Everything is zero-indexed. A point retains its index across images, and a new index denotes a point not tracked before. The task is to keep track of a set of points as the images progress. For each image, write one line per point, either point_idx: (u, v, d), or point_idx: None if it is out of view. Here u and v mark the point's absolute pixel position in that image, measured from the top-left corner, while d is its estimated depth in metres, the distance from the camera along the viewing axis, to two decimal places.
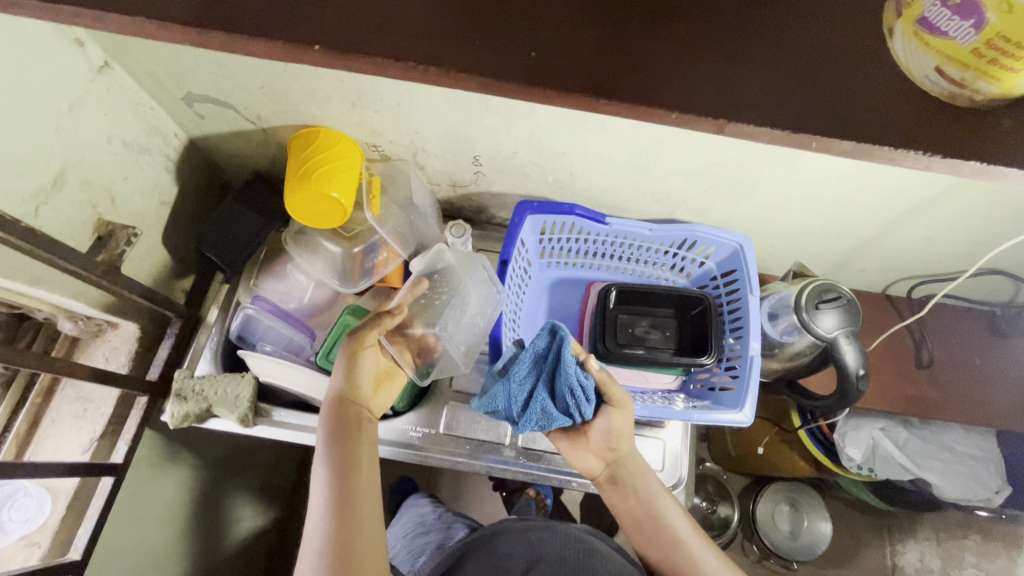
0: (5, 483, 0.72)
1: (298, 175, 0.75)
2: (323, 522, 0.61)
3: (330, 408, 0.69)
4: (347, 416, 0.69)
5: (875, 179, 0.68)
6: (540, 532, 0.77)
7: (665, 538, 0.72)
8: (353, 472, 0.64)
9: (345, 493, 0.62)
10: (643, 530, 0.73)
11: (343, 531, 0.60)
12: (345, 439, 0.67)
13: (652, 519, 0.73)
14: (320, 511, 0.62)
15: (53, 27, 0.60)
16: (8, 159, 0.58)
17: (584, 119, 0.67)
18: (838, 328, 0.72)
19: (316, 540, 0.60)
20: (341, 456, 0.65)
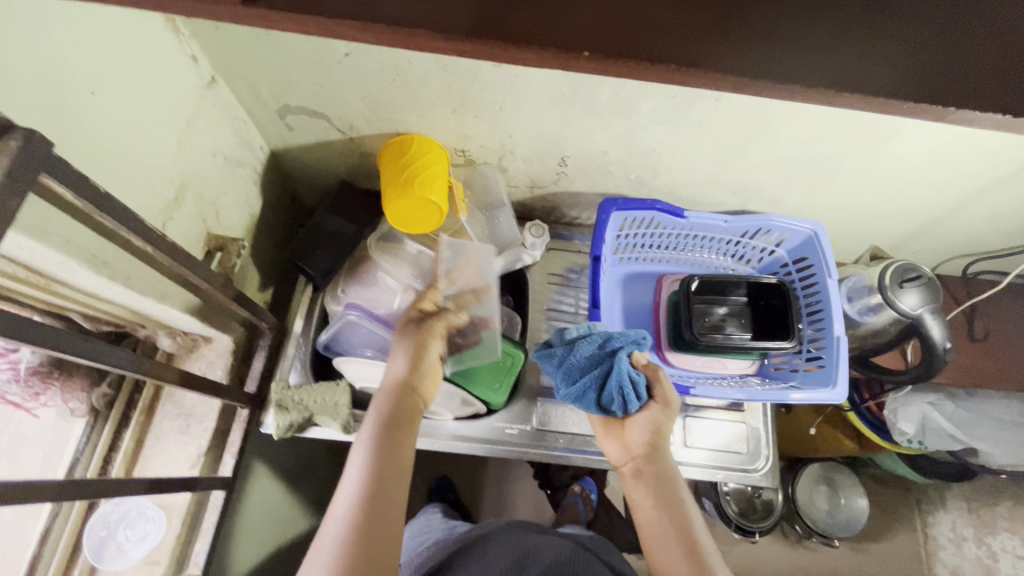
0: (121, 502, 0.73)
1: (398, 182, 0.76)
2: (354, 499, 0.56)
3: (388, 391, 0.68)
4: (404, 404, 0.67)
5: (956, 163, 0.72)
6: (537, 537, 0.74)
7: (687, 551, 0.62)
8: (397, 458, 0.61)
9: (384, 476, 0.58)
10: (662, 537, 0.65)
11: (373, 514, 0.55)
12: (398, 425, 0.64)
13: (678, 529, 0.64)
14: (351, 488, 0.57)
15: (176, 44, 0.61)
16: (145, 175, 0.59)
17: (684, 116, 0.70)
18: (922, 305, 0.77)
19: (341, 517, 0.54)
20: (389, 439, 0.62)
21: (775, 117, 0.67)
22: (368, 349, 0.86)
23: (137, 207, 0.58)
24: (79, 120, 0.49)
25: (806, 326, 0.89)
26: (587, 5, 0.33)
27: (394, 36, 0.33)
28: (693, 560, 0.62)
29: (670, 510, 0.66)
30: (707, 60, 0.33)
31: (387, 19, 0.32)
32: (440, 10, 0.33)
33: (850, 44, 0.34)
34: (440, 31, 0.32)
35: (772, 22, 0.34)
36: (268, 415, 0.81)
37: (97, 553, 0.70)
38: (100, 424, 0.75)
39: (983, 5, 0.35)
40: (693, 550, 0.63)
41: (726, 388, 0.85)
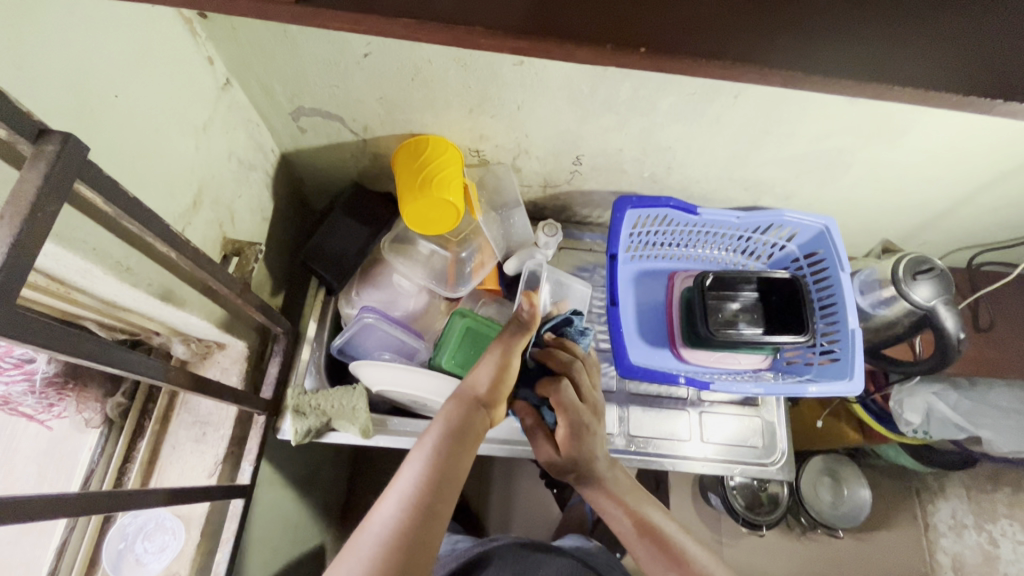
0: (138, 514, 0.71)
1: (415, 183, 0.75)
2: (406, 502, 0.51)
3: (454, 408, 0.65)
4: (469, 425, 0.63)
5: (967, 156, 0.73)
6: (536, 555, 0.80)
7: (659, 548, 0.61)
8: (455, 474, 0.57)
9: (442, 488, 0.54)
10: (633, 540, 0.63)
11: (424, 524, 0.50)
12: (461, 444, 0.60)
13: (647, 527, 0.63)
14: (405, 490, 0.52)
15: (192, 44, 0.60)
16: (164, 179, 0.58)
17: (702, 113, 0.70)
18: (936, 297, 0.78)
19: (390, 518, 0.50)
20: (451, 454, 0.58)
21: (792, 112, 0.68)
22: (385, 351, 0.86)
23: (158, 211, 0.57)
24: (102, 123, 0.48)
25: (818, 320, 0.90)
26: None
27: (448, 32, 0.32)
28: (668, 553, 0.60)
29: (632, 511, 0.65)
30: (761, 54, 0.33)
31: (440, 17, 0.32)
32: (494, 7, 0.32)
33: (901, 36, 0.34)
34: (495, 26, 0.32)
35: (824, 16, 0.34)
36: (285, 422, 0.81)
37: (115, 565, 0.68)
38: (114, 434, 0.74)
39: None
40: (665, 544, 0.61)
41: (743, 383, 0.85)
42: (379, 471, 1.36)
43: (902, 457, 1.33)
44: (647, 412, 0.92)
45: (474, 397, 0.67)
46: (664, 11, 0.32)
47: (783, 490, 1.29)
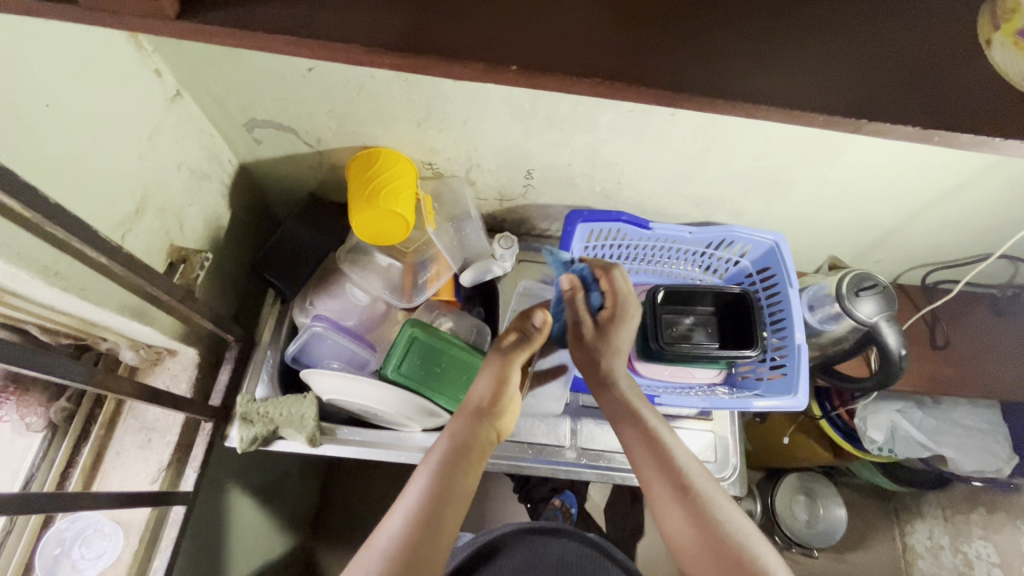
0: (76, 519, 0.72)
1: (364, 193, 0.76)
2: (403, 519, 0.56)
3: (460, 416, 0.67)
4: (473, 435, 0.65)
5: (905, 175, 0.75)
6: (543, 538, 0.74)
7: (663, 465, 0.64)
8: (457, 480, 0.60)
9: (441, 500, 0.58)
10: (642, 456, 0.66)
11: (419, 538, 0.55)
12: (463, 454, 0.63)
13: (658, 454, 0.65)
14: (404, 509, 0.57)
15: (138, 57, 0.61)
16: (102, 188, 0.59)
17: (641, 131, 0.71)
18: (878, 314, 0.79)
19: (385, 541, 0.55)
20: (453, 464, 0.62)
21: (728, 130, 0.69)
22: (335, 360, 0.87)
23: (94, 218, 0.58)
24: (31, 132, 0.49)
25: (769, 334, 0.90)
26: (514, 23, 0.35)
27: (328, 50, 0.34)
28: (671, 466, 0.64)
29: (644, 427, 0.68)
30: (629, 76, 0.34)
31: (318, 35, 0.34)
32: (372, 29, 0.34)
33: (767, 63, 0.36)
34: (370, 46, 0.34)
35: (691, 43, 0.36)
36: (233, 428, 0.81)
37: (50, 571, 0.69)
38: (57, 439, 0.74)
39: (884, 31, 0.37)
40: (669, 460, 0.65)
41: (692, 397, 0.85)
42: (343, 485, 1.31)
43: (875, 476, 1.28)
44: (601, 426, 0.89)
45: (478, 403, 0.68)
46: (537, 39, 0.35)
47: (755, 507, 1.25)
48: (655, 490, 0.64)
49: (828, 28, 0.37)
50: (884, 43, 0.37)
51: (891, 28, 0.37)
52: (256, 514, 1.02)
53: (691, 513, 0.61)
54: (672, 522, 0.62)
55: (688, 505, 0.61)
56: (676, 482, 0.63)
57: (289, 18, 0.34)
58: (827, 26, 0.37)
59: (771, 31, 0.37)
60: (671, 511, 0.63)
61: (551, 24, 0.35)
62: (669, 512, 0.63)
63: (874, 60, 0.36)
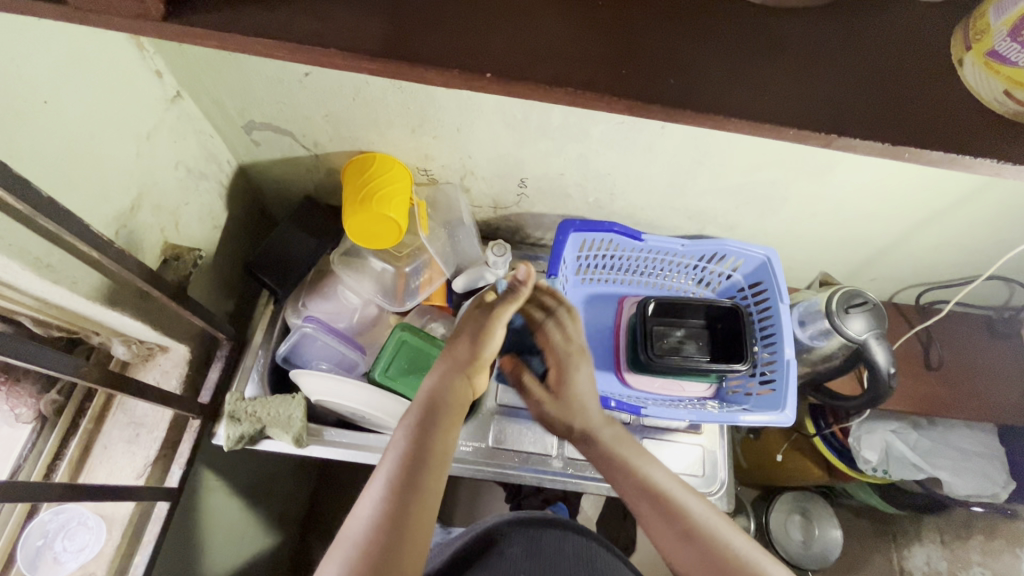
0: (60, 511, 0.72)
1: (358, 197, 0.77)
2: (378, 503, 0.54)
3: (427, 389, 0.64)
4: (442, 412, 0.62)
5: (896, 193, 0.75)
6: (535, 528, 0.73)
7: (662, 509, 0.63)
8: (429, 463, 0.58)
9: (416, 482, 0.56)
10: (639, 501, 0.65)
11: (395, 519, 0.54)
12: (430, 431, 0.60)
13: (653, 498, 0.64)
14: (377, 491, 0.55)
15: (139, 58, 0.63)
16: (98, 184, 0.60)
17: (632, 142, 0.72)
18: (867, 331, 0.78)
19: (366, 518, 0.54)
20: (422, 444, 0.59)
21: (718, 144, 0.70)
22: (324, 362, 0.87)
23: (88, 213, 0.60)
24: (29, 129, 0.50)
25: (760, 349, 0.90)
26: (491, 32, 0.36)
27: (307, 53, 0.36)
28: (667, 510, 0.63)
29: (633, 473, 0.66)
30: (601, 85, 0.35)
31: (300, 39, 0.35)
32: (352, 35, 0.36)
33: (742, 78, 0.36)
34: (349, 51, 0.35)
35: (665, 55, 0.37)
36: (220, 426, 0.81)
37: (31, 563, 0.69)
38: (45, 431, 0.75)
39: (857, 50, 0.38)
40: (667, 504, 0.64)
41: (679, 410, 0.85)
42: (330, 490, 1.30)
43: (872, 498, 1.25)
44: None
45: (452, 376, 0.65)
46: (516, 49, 0.36)
47: (748, 525, 1.24)
48: (656, 531, 0.63)
49: (801, 45, 0.38)
50: (858, 61, 0.38)
51: (863, 47, 0.38)
52: (242, 514, 1.01)
53: (692, 543, 0.61)
54: (670, 548, 0.63)
55: (690, 538, 0.61)
56: (678, 521, 0.62)
57: (271, 23, 0.36)
58: (800, 44, 0.38)
59: (746, 46, 0.37)
60: (673, 544, 0.62)
61: (527, 33, 0.36)
62: (673, 546, 0.62)
63: (847, 77, 0.37)
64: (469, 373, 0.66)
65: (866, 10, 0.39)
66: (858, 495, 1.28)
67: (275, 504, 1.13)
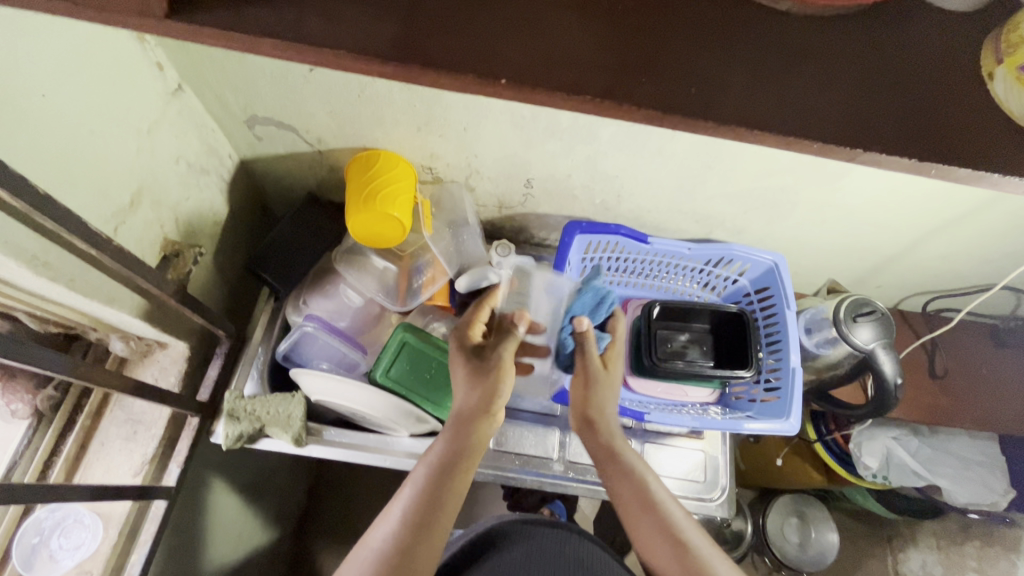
0: (56, 509, 0.72)
1: (362, 196, 0.76)
2: (390, 536, 0.57)
3: (448, 432, 0.65)
4: (461, 456, 0.63)
5: (908, 203, 0.73)
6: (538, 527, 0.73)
7: (654, 519, 0.64)
8: (441, 504, 0.60)
9: (429, 520, 0.58)
10: (634, 516, 0.65)
11: (406, 551, 0.56)
12: (449, 476, 0.61)
13: (647, 507, 0.65)
14: (391, 524, 0.58)
15: (140, 50, 0.61)
16: (98, 180, 0.59)
17: (643, 146, 0.70)
18: (875, 340, 0.78)
19: (378, 543, 0.57)
20: (440, 482, 0.61)
21: (730, 151, 0.68)
22: (324, 361, 0.86)
23: (85, 209, 0.58)
24: (27, 125, 0.49)
25: (765, 355, 0.89)
26: (504, 36, 0.35)
27: (312, 53, 0.34)
28: (662, 526, 0.63)
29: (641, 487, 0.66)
30: (621, 93, 0.34)
31: (309, 40, 0.34)
32: (362, 36, 0.35)
33: (763, 89, 0.35)
34: (359, 53, 0.34)
35: (685, 62, 0.35)
36: (219, 424, 0.80)
37: (27, 561, 0.68)
38: (42, 427, 0.74)
39: (882, 62, 0.37)
40: (659, 515, 0.64)
41: (681, 416, 0.84)
42: (326, 486, 1.29)
43: (870, 504, 1.24)
44: None
45: (470, 413, 0.65)
46: (530, 55, 0.35)
47: (745, 527, 1.23)
48: (641, 537, 0.64)
49: (826, 56, 0.36)
50: (882, 75, 0.36)
51: (888, 60, 0.37)
52: (240, 509, 1.00)
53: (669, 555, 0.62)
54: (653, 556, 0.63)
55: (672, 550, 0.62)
56: (670, 541, 0.62)
57: (278, 23, 0.34)
58: (824, 54, 0.36)
59: (770, 57, 0.36)
60: (660, 552, 0.63)
61: (542, 39, 0.35)
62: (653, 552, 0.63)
63: (873, 91, 0.36)
64: (487, 410, 0.66)
65: (890, 22, 0.38)
66: (856, 499, 1.27)
67: (272, 499, 1.12)
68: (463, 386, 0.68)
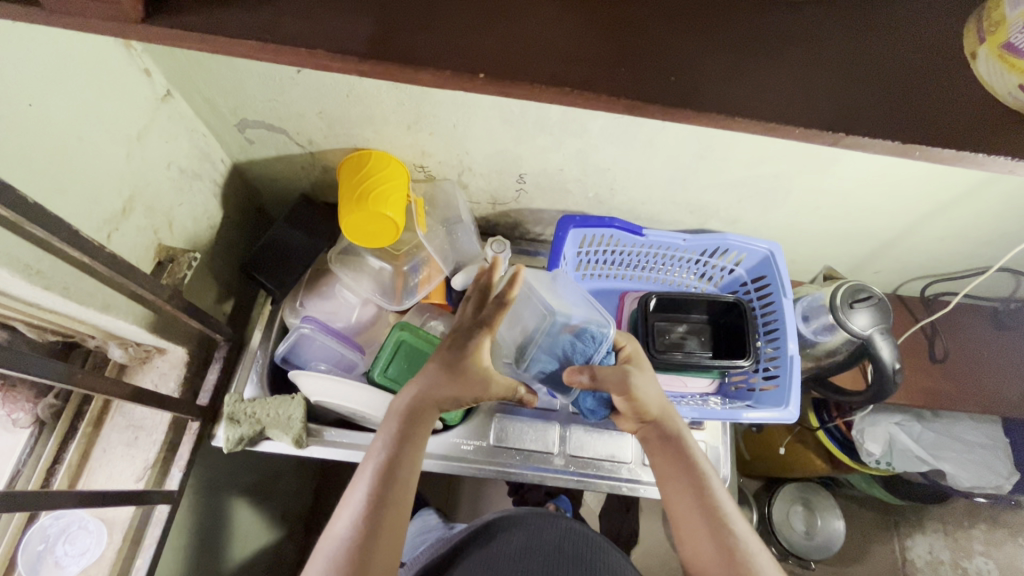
0: (61, 516, 0.72)
1: (354, 197, 0.76)
2: (355, 517, 0.57)
3: (395, 413, 0.64)
4: (410, 433, 0.63)
5: (902, 187, 0.73)
6: (535, 521, 0.73)
7: (710, 521, 0.63)
8: (399, 479, 0.60)
9: (388, 496, 0.59)
10: (689, 513, 0.64)
11: (370, 529, 0.57)
12: (400, 449, 0.62)
13: (699, 501, 0.64)
14: (355, 508, 0.58)
15: (126, 56, 0.61)
16: (90, 188, 0.60)
17: (634, 138, 0.70)
18: (872, 326, 0.77)
19: (345, 528, 0.57)
20: (394, 461, 0.61)
21: (721, 140, 0.68)
22: (323, 363, 0.86)
23: (76, 217, 0.58)
24: (15, 134, 0.49)
25: (763, 344, 0.89)
26: (481, 31, 0.35)
27: (290, 55, 0.34)
28: (711, 518, 0.63)
29: (697, 478, 0.65)
30: (598, 84, 0.34)
31: (283, 40, 0.34)
32: (338, 35, 0.35)
33: (745, 76, 0.35)
34: (336, 52, 0.34)
35: (669, 52, 0.35)
36: (220, 427, 0.80)
37: (33, 567, 0.69)
38: (44, 435, 0.74)
39: (864, 44, 0.36)
40: (715, 518, 0.63)
41: (681, 407, 0.84)
42: (333, 488, 1.30)
43: (877, 490, 1.24)
44: (590, 432, 0.87)
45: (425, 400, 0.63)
46: (508, 47, 0.35)
47: (750, 516, 1.23)
48: (691, 532, 0.64)
49: (806, 41, 0.36)
50: (863, 58, 0.36)
51: (869, 42, 0.37)
52: (245, 511, 1.01)
53: (711, 538, 0.62)
54: (697, 548, 0.63)
55: (715, 539, 0.62)
56: (716, 530, 0.62)
57: (254, 25, 0.35)
58: (805, 39, 0.36)
59: (748, 43, 0.36)
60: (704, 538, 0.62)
61: (518, 31, 0.35)
62: (691, 536, 0.63)
63: (855, 75, 0.36)
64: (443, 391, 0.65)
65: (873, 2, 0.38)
66: (862, 486, 1.26)
67: (278, 501, 1.13)
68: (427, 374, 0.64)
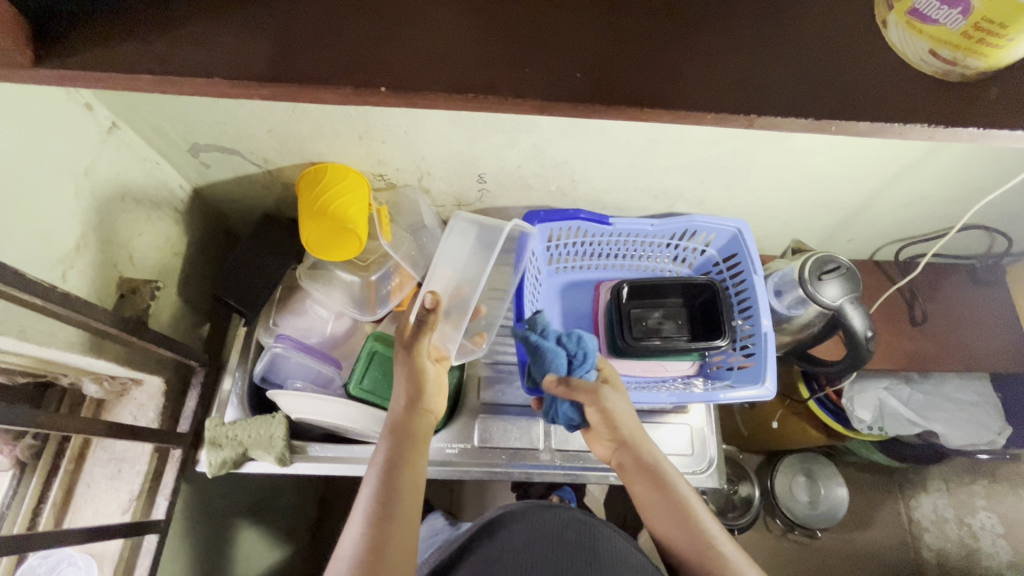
0: (49, 555, 0.73)
1: (313, 211, 0.76)
2: (359, 537, 0.56)
3: (388, 429, 0.65)
4: (403, 449, 0.63)
5: (859, 154, 0.72)
6: (540, 513, 0.73)
7: (677, 516, 0.65)
8: (400, 493, 0.59)
9: (392, 512, 0.58)
10: (658, 512, 0.66)
11: (378, 545, 0.55)
12: (396, 468, 0.61)
13: (669, 502, 0.66)
14: (357, 527, 0.57)
15: (62, 94, 0.61)
16: (39, 230, 0.60)
17: (584, 129, 0.69)
18: (842, 296, 0.77)
19: (349, 549, 0.56)
20: (391, 479, 0.60)
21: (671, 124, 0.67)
22: (300, 380, 0.87)
23: (25, 260, 0.58)
24: None
25: (739, 321, 0.89)
26: (378, 39, 0.35)
27: (182, 84, 0.34)
28: (687, 523, 0.64)
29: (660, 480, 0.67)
30: (502, 87, 0.34)
31: (178, 72, 0.34)
32: (233, 60, 0.34)
33: (648, 63, 0.35)
34: (230, 78, 0.34)
35: (568, 47, 0.35)
36: (202, 453, 0.80)
37: None
38: (26, 476, 0.75)
39: (773, 21, 0.36)
40: (684, 513, 0.65)
41: (660, 392, 0.84)
42: (336, 499, 1.30)
43: (874, 455, 1.24)
44: None
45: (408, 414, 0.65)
46: (403, 54, 0.34)
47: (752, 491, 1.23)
48: (660, 525, 0.66)
49: (711, 25, 0.36)
50: (774, 35, 0.36)
51: (780, 19, 0.36)
52: (244, 530, 1.02)
53: (678, 527, 0.64)
54: (669, 540, 0.66)
55: (686, 529, 0.64)
56: (688, 533, 0.64)
57: (143, 57, 0.34)
58: (711, 21, 0.36)
59: (649, 31, 0.35)
60: (674, 533, 0.65)
61: (417, 36, 0.35)
62: (662, 528, 0.66)
63: (765, 54, 0.35)
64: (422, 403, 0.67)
65: None
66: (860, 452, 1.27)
67: (280, 516, 1.13)
68: (402, 388, 0.67)
